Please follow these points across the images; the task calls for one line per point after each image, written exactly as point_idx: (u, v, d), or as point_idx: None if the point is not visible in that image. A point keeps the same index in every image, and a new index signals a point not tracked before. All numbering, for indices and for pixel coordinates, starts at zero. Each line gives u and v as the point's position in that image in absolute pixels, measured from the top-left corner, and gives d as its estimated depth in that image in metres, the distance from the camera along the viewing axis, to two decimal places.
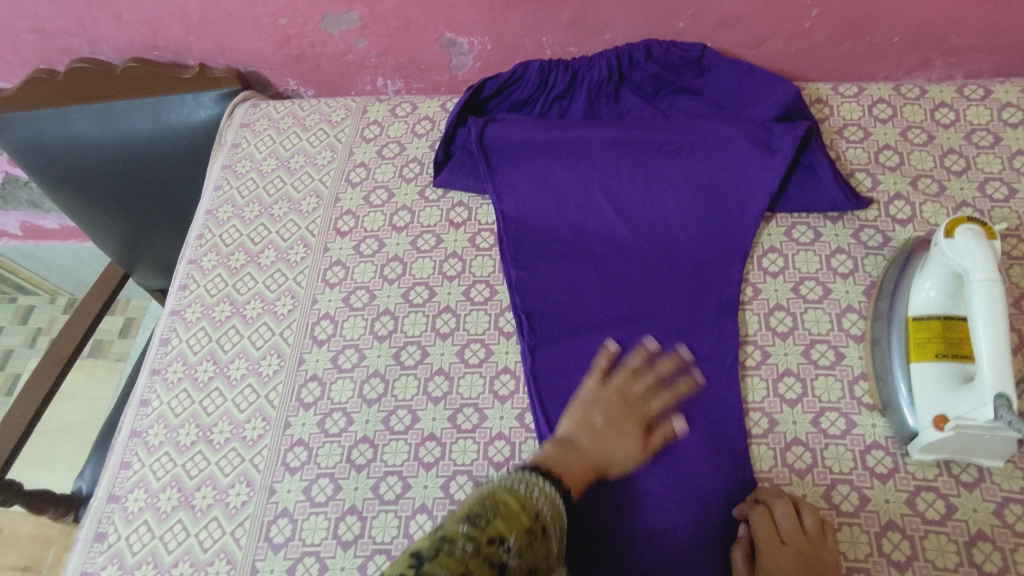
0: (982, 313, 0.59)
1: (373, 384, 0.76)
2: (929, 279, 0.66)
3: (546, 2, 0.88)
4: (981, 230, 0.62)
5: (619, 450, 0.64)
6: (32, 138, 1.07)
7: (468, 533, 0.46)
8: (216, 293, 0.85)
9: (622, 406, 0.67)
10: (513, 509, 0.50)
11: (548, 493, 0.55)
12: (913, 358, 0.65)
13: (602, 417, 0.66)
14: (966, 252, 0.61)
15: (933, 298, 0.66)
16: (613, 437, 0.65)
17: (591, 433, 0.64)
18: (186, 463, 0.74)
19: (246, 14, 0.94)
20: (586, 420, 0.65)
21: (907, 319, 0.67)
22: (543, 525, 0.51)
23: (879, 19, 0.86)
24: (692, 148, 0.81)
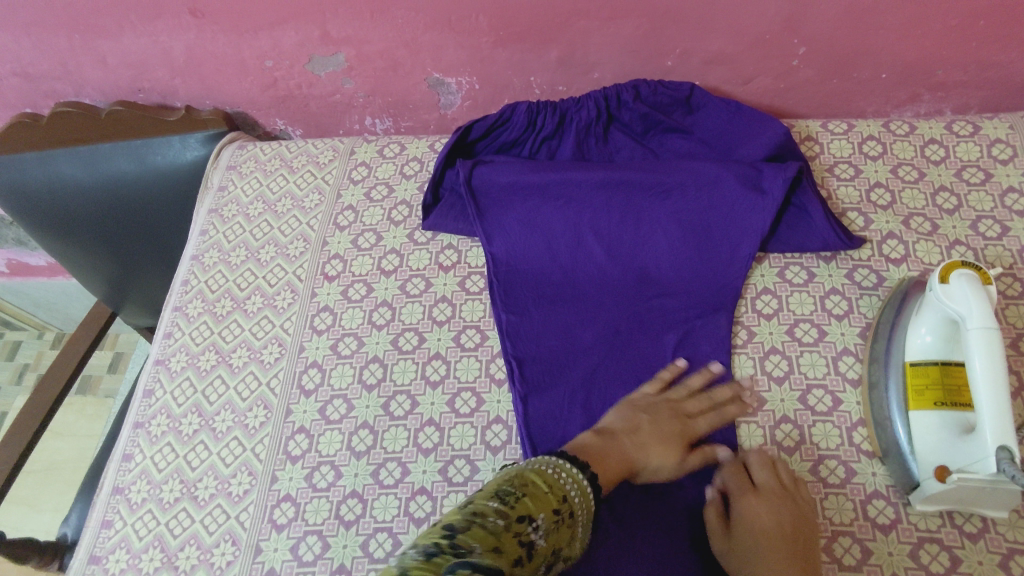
0: (977, 354, 0.58)
1: (361, 435, 0.74)
2: (924, 324, 0.65)
3: (534, 43, 0.88)
4: (976, 275, 0.62)
5: (660, 445, 0.66)
6: (17, 181, 1.05)
7: (500, 509, 0.50)
8: (201, 341, 0.83)
9: (675, 420, 0.68)
10: (540, 493, 0.53)
11: (577, 480, 0.57)
12: (912, 406, 0.64)
13: (648, 421, 0.67)
14: (960, 297, 0.61)
15: (930, 344, 0.65)
16: (652, 444, 0.65)
17: (632, 436, 0.65)
18: (170, 521, 0.72)
19: (232, 56, 0.93)
20: (633, 423, 0.67)
21: (904, 364, 0.66)
22: (571, 508, 0.54)
23: (866, 56, 0.86)
24: (682, 189, 0.80)
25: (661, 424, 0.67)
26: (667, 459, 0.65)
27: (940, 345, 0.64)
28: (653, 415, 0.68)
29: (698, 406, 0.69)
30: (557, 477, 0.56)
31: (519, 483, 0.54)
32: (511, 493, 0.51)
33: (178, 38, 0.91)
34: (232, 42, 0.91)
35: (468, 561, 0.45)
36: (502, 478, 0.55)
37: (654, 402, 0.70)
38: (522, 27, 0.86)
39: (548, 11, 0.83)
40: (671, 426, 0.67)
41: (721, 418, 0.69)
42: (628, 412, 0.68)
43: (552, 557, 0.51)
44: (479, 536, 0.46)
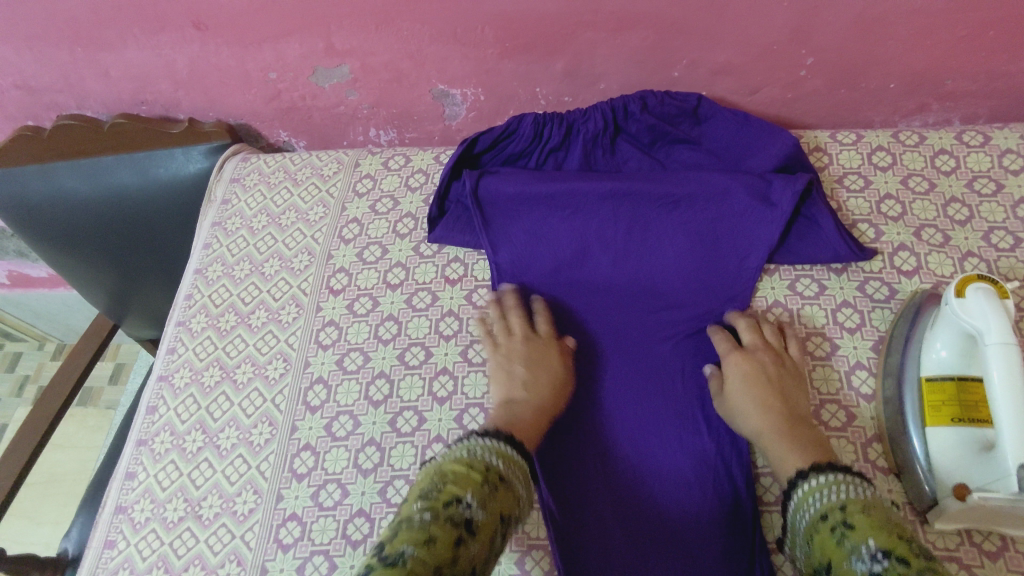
0: (997, 368, 0.57)
1: (368, 452, 0.73)
2: (940, 339, 0.65)
3: (540, 54, 0.87)
4: (993, 289, 0.61)
5: (547, 377, 0.72)
6: (18, 194, 1.04)
7: (425, 504, 0.52)
8: (205, 357, 0.82)
9: (529, 346, 0.74)
10: (462, 475, 0.56)
11: (492, 446, 0.60)
12: (928, 422, 0.63)
13: (524, 365, 0.72)
14: (978, 311, 0.60)
15: (945, 359, 0.64)
16: (539, 373, 0.72)
17: (522, 386, 0.71)
18: (174, 541, 0.71)
19: (235, 69, 0.93)
20: (509, 374, 0.72)
21: (920, 378, 0.66)
22: (499, 474, 0.57)
23: (875, 67, 0.85)
24: (691, 200, 0.79)
25: (522, 351, 0.74)
26: (559, 368, 0.73)
27: (956, 360, 0.63)
28: (508, 356, 0.74)
29: (546, 325, 0.77)
30: (474, 449, 0.59)
31: (443, 472, 0.56)
32: (431, 489, 0.54)
33: (181, 51, 0.90)
34: (236, 55, 0.90)
35: (404, 562, 0.47)
36: (427, 474, 0.57)
37: (511, 344, 0.75)
38: (528, 38, 0.85)
39: (554, 22, 0.83)
40: (546, 353, 0.74)
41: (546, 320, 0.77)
42: (501, 364, 0.74)
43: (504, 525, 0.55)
44: (409, 539, 0.49)
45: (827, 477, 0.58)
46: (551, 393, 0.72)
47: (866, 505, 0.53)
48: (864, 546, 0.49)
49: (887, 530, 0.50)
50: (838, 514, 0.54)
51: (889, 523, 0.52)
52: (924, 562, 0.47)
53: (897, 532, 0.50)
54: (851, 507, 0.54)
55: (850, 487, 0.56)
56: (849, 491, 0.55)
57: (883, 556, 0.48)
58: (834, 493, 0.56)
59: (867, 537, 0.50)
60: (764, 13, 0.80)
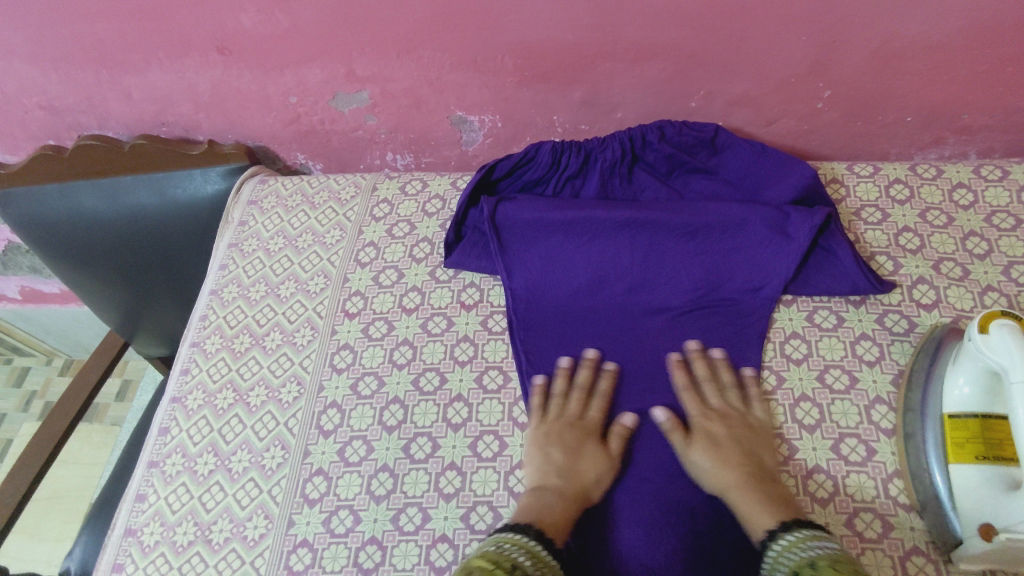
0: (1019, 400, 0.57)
1: (381, 479, 0.72)
2: (963, 374, 0.64)
3: (558, 83, 0.88)
4: (1015, 326, 0.61)
5: (588, 471, 0.68)
6: (37, 212, 1.06)
7: None
8: (219, 378, 0.82)
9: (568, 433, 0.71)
10: (487, 566, 0.54)
11: (524, 546, 0.59)
12: (952, 457, 0.63)
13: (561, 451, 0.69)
14: (999, 347, 0.60)
15: (968, 395, 0.64)
16: (579, 463, 0.68)
17: (557, 472, 0.68)
18: (183, 566, 0.70)
19: (256, 93, 0.94)
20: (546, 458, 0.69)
21: (942, 413, 0.65)
22: (515, 565, 0.55)
23: (891, 101, 0.86)
24: (708, 231, 0.79)
25: (567, 436, 0.71)
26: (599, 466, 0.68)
27: (979, 396, 0.63)
28: (547, 435, 0.71)
29: (601, 411, 0.73)
30: (501, 547, 0.58)
31: (468, 569, 0.54)
32: None
33: (204, 75, 0.91)
34: (257, 79, 0.92)
35: None
36: (459, 569, 0.55)
37: (552, 424, 0.72)
38: (546, 67, 0.86)
39: (573, 52, 0.84)
40: (585, 444, 0.70)
41: (607, 401, 0.74)
42: (538, 442, 0.71)
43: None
44: None
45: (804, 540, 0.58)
46: (584, 482, 0.67)
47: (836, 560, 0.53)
48: None
49: None
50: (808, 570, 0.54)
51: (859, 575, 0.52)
52: None
53: None
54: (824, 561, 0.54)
55: (818, 545, 0.57)
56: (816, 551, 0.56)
57: None
58: (806, 550, 0.56)
59: None
60: (781, 45, 0.80)
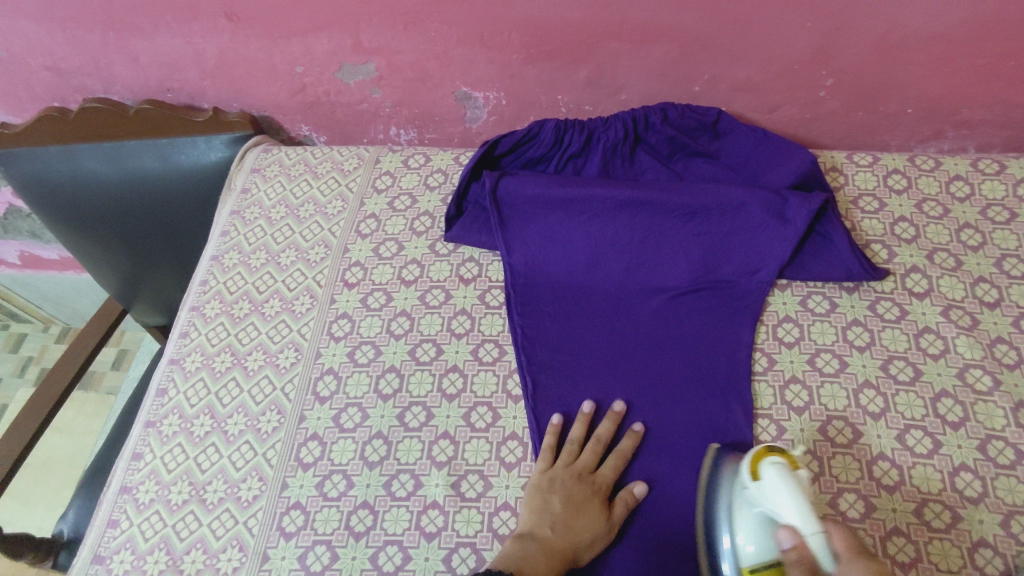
0: (812, 549, 0.50)
1: (375, 445, 0.73)
2: (746, 532, 0.58)
3: (564, 62, 0.88)
4: (782, 463, 0.56)
5: (583, 531, 0.64)
6: (40, 173, 1.06)
7: None
8: (218, 342, 0.83)
9: (583, 491, 0.66)
10: None
11: None
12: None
13: (561, 504, 0.66)
14: (780, 489, 0.54)
15: (752, 553, 0.57)
16: (576, 519, 0.65)
17: (551, 524, 0.64)
18: (178, 523, 0.71)
19: (262, 61, 0.94)
20: (544, 510, 0.65)
21: (739, 567, 0.58)
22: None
23: (893, 91, 0.87)
24: (707, 213, 0.80)
25: (568, 487, 0.67)
26: (597, 527, 0.64)
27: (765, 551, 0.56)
28: (551, 483, 0.67)
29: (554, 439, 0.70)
30: None
31: None
32: None
33: (211, 40, 0.92)
34: (264, 47, 0.92)
35: None
36: None
37: (557, 471, 0.68)
38: (553, 45, 0.86)
39: (579, 30, 0.84)
40: (587, 503, 0.66)
41: (623, 460, 0.69)
42: (541, 486, 0.67)
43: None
44: None
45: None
46: (577, 542, 0.64)
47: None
48: None
49: None
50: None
51: None
52: None
53: None
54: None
55: None
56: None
57: None
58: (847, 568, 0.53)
59: None
60: (787, 31, 0.81)
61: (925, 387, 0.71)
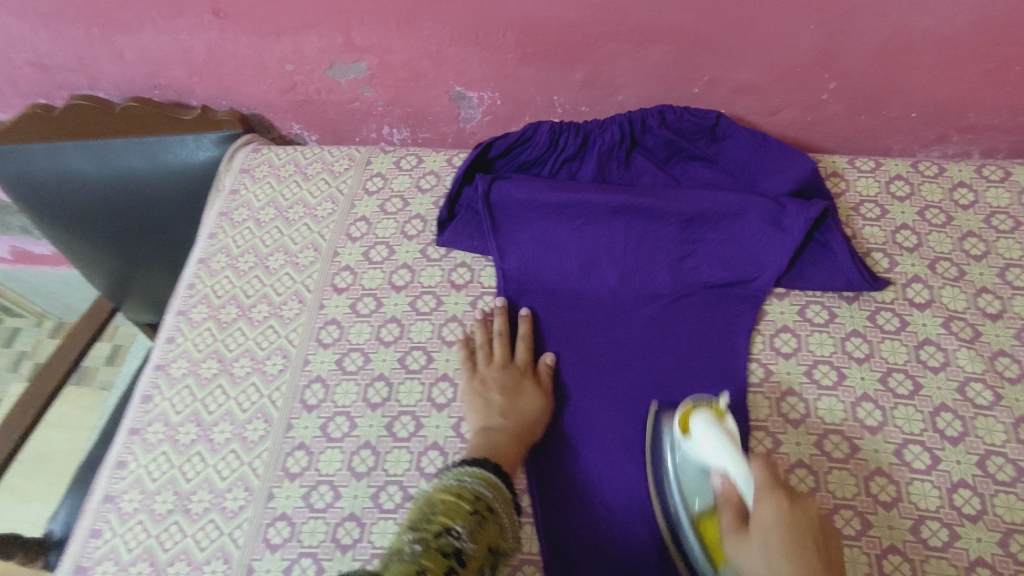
0: (745, 492, 0.57)
1: (363, 456, 0.72)
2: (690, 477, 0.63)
3: (560, 62, 0.86)
4: (709, 415, 0.63)
5: (525, 406, 0.71)
6: (24, 170, 1.03)
7: (415, 536, 0.50)
8: (204, 347, 0.81)
9: (506, 379, 0.73)
10: (459, 505, 0.55)
11: (480, 476, 0.59)
12: (715, 558, 0.60)
13: (497, 395, 0.72)
14: (711, 437, 0.61)
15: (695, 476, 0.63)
16: (515, 402, 0.71)
17: (498, 413, 0.70)
18: (161, 534, 0.69)
19: (252, 58, 0.92)
20: (487, 405, 0.71)
21: (692, 520, 0.62)
22: (488, 505, 0.56)
23: (897, 95, 0.84)
24: (703, 220, 0.78)
25: (498, 379, 0.73)
26: (537, 403, 0.72)
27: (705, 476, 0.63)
28: (484, 384, 0.73)
29: (486, 334, 0.77)
30: (462, 479, 0.58)
31: (432, 502, 0.55)
32: (421, 520, 0.52)
33: (199, 37, 0.89)
34: (254, 44, 0.90)
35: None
36: (422, 501, 0.56)
37: (483, 372, 0.74)
38: (549, 45, 0.84)
39: (576, 31, 0.82)
40: (518, 385, 0.73)
41: (529, 339, 0.77)
42: (473, 389, 0.73)
43: (493, 555, 0.54)
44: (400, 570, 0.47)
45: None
46: (530, 419, 0.70)
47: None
48: None
49: None
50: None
51: None
52: None
53: None
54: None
55: None
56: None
57: None
58: None
59: None
60: (789, 33, 0.79)
61: (924, 401, 0.70)
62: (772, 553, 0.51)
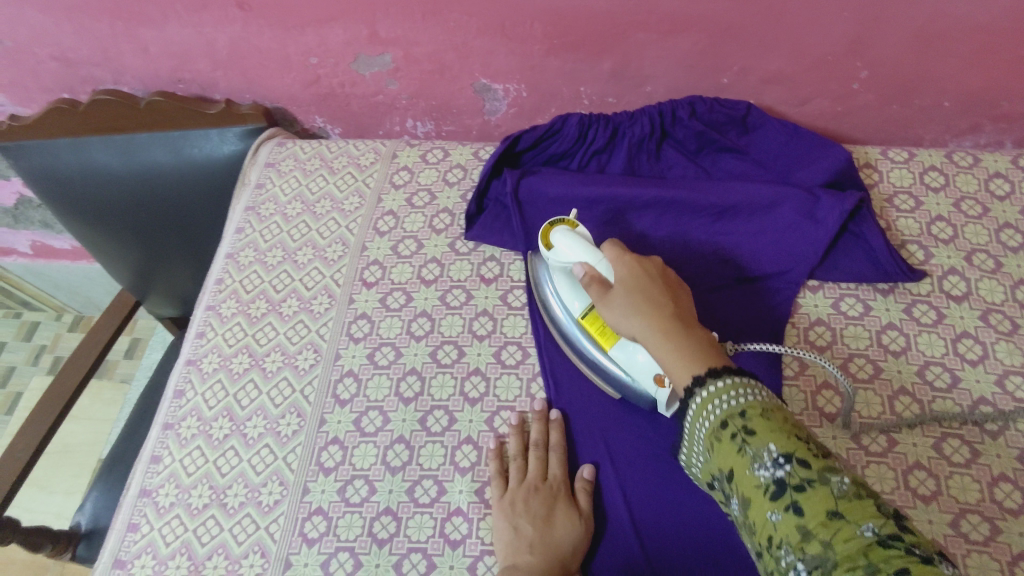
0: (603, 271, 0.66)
1: (397, 450, 0.72)
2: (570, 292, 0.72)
3: (587, 53, 0.85)
4: (566, 227, 0.71)
5: (561, 531, 0.64)
6: (50, 165, 1.04)
7: None
8: (235, 342, 0.81)
9: (537, 498, 0.66)
10: None
11: None
12: (601, 345, 0.70)
13: (530, 521, 0.65)
14: (572, 244, 0.69)
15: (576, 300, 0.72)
16: (551, 528, 0.64)
17: (530, 548, 0.63)
18: (198, 528, 0.70)
19: (276, 52, 0.91)
20: (517, 531, 0.64)
21: (575, 321, 0.72)
22: None
23: (929, 84, 0.83)
24: (736, 212, 0.78)
25: (529, 503, 0.66)
26: (573, 527, 0.65)
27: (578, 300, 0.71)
28: (514, 504, 0.66)
29: (517, 447, 0.70)
30: None
31: None
32: None
33: (224, 31, 0.89)
34: (278, 38, 0.89)
35: None
36: None
37: (513, 492, 0.67)
38: (576, 37, 0.83)
39: (604, 22, 0.81)
40: (553, 509, 0.66)
41: (564, 452, 0.70)
42: (505, 511, 0.66)
43: None
44: None
45: (692, 376, 0.54)
46: (563, 553, 0.63)
47: (760, 407, 0.48)
48: (766, 451, 0.46)
49: (787, 430, 0.47)
50: (738, 420, 0.48)
51: (786, 422, 0.48)
52: (820, 459, 0.45)
53: (795, 432, 0.47)
54: (749, 411, 0.48)
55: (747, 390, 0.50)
56: (745, 394, 0.50)
57: (784, 459, 0.45)
58: (732, 400, 0.50)
59: (767, 440, 0.46)
60: (822, 22, 0.78)
61: (962, 395, 0.69)
62: (634, 302, 0.60)
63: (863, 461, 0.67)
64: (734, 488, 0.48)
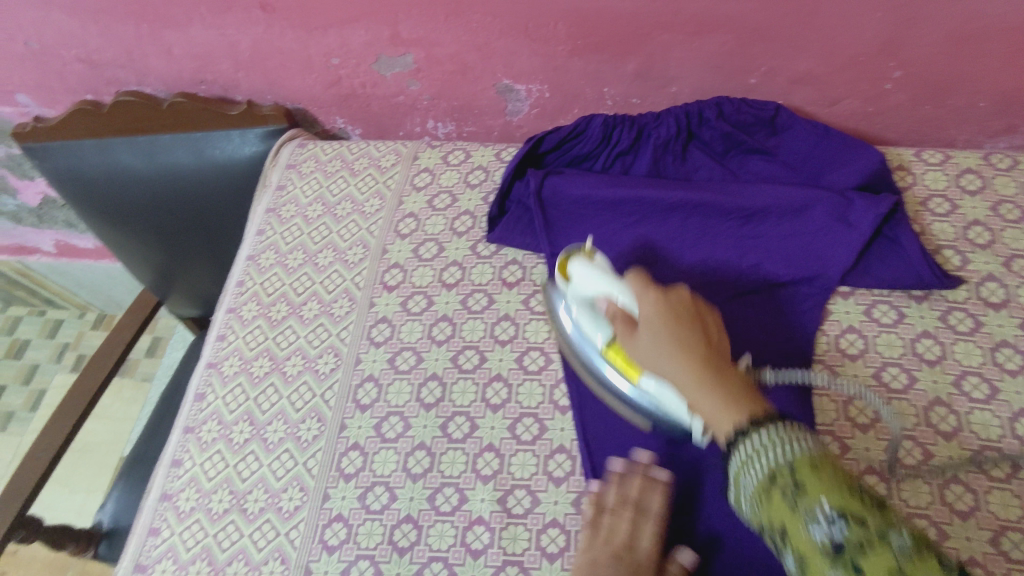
0: (625, 303, 0.62)
1: (418, 457, 0.71)
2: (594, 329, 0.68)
3: (612, 53, 0.84)
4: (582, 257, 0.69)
5: None
6: (73, 167, 1.05)
7: None
8: (255, 346, 0.81)
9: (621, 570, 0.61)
10: None
11: None
12: (633, 377, 0.66)
13: None
14: (588, 274, 0.67)
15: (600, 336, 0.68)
16: None
17: None
18: (218, 534, 0.70)
19: (297, 53, 0.91)
20: None
21: (602, 354, 0.69)
22: None
23: (963, 84, 0.81)
24: (764, 215, 0.76)
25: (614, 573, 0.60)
26: None
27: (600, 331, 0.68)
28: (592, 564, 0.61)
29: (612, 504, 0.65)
30: None
31: None
32: None
33: (245, 32, 0.89)
34: (300, 39, 0.89)
35: None
36: None
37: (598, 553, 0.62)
38: (601, 37, 0.82)
39: (629, 22, 0.79)
40: None
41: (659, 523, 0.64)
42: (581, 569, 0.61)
43: None
44: None
45: (732, 427, 0.51)
46: None
47: (813, 458, 0.45)
48: (819, 507, 0.42)
49: (845, 486, 0.43)
50: (787, 474, 0.45)
51: (844, 477, 0.44)
52: (881, 517, 0.42)
53: (851, 486, 0.43)
54: (800, 462, 0.45)
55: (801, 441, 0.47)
56: (798, 443, 0.47)
57: (841, 518, 0.41)
58: (787, 448, 0.47)
59: (822, 495, 0.43)
60: (854, 21, 0.75)
61: (1001, 407, 0.67)
62: (659, 341, 0.57)
63: (897, 474, 0.65)
64: (787, 546, 0.44)
